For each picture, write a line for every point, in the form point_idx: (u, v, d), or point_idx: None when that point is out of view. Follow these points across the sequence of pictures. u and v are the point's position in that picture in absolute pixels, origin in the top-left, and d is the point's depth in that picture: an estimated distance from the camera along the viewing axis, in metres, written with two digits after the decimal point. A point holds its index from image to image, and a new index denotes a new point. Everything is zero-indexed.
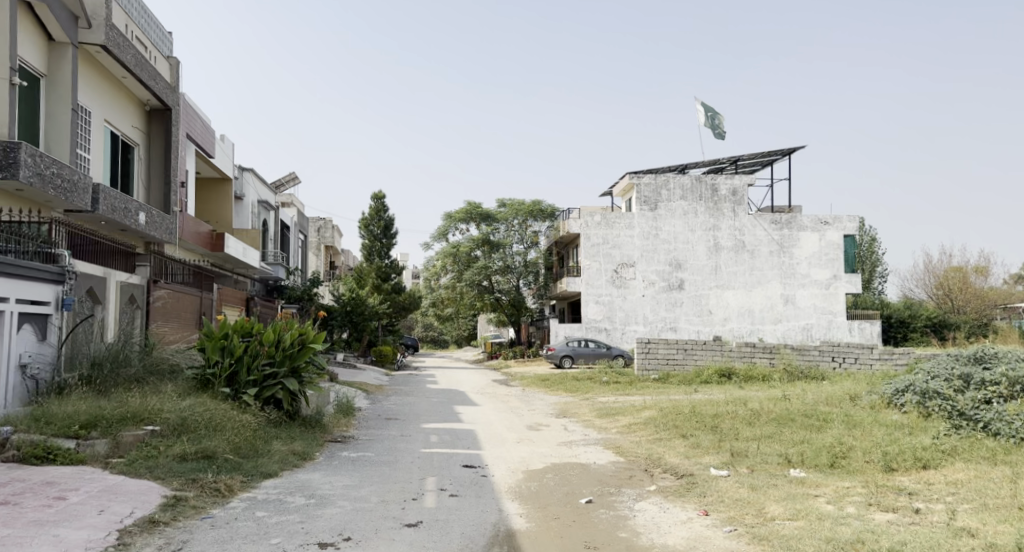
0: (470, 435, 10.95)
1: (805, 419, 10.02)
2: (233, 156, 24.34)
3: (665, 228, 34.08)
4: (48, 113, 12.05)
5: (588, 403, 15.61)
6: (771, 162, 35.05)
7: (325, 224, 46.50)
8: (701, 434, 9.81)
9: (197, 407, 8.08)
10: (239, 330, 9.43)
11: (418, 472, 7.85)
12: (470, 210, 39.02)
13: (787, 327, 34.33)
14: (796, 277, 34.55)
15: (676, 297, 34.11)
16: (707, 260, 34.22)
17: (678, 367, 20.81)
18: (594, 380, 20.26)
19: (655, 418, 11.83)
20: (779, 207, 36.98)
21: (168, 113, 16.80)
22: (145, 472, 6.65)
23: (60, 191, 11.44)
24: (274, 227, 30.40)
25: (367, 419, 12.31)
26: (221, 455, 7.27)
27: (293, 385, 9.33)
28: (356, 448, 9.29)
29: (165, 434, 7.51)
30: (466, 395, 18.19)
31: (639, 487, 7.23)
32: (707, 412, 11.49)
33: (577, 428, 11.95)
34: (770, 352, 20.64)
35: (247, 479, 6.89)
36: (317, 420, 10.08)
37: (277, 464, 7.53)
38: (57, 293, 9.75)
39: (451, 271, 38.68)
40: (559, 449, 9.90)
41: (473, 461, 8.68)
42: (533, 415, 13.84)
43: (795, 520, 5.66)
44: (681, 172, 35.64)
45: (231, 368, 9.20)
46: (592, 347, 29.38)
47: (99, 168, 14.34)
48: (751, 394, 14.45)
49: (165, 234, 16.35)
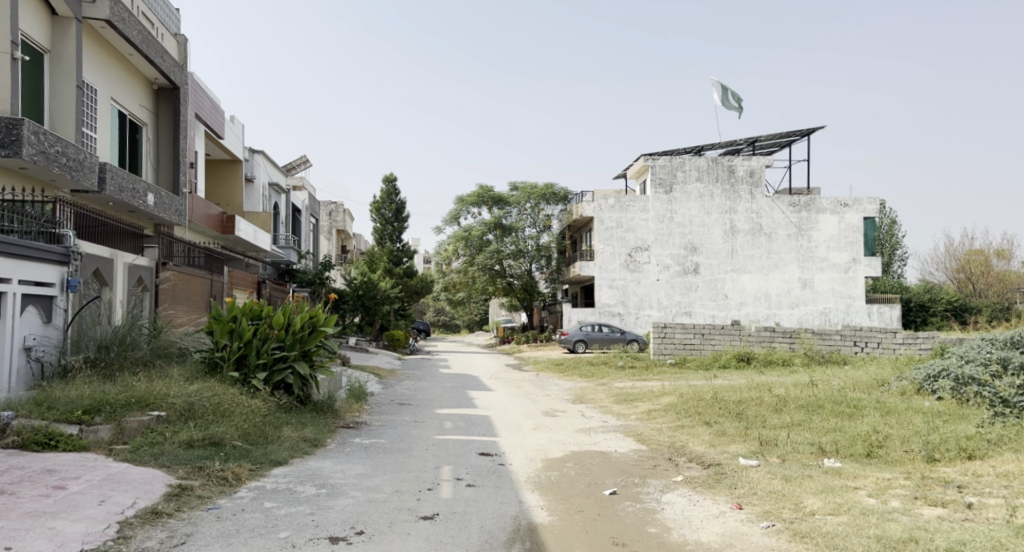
0: (485, 421, 10.66)
1: (835, 406, 9.63)
2: (244, 137, 24.05)
3: (680, 211, 33.53)
4: (53, 90, 11.77)
5: (604, 388, 15.29)
6: (789, 142, 34.36)
7: (337, 208, 46.25)
8: (726, 421, 9.46)
9: (205, 392, 7.80)
10: (249, 313, 9.12)
11: (434, 459, 7.55)
12: (482, 193, 38.65)
13: (804, 311, 33.81)
14: (814, 260, 33.95)
15: (691, 281, 33.64)
16: (723, 243, 33.67)
17: (695, 352, 20.42)
18: (609, 364, 19.93)
19: (675, 404, 11.47)
20: (797, 189, 36.31)
21: (176, 92, 16.48)
22: (150, 460, 6.37)
23: (66, 170, 11.17)
24: (286, 210, 30.14)
25: (379, 404, 12.04)
26: (229, 442, 6.98)
27: (303, 369, 9.03)
28: (369, 434, 9.00)
29: (172, 419, 7.23)
30: (479, 380, 17.91)
31: (664, 477, 6.90)
32: (730, 398, 11.12)
33: (594, 415, 11.62)
34: (790, 336, 20.25)
35: (255, 467, 6.60)
36: (328, 406, 9.80)
37: (286, 451, 7.24)
38: (62, 274, 9.48)
39: (463, 255, 38.36)
40: (577, 436, 9.59)
41: (490, 448, 8.37)
42: (549, 401, 13.53)
43: (837, 515, 5.30)
44: (697, 154, 35.05)
45: (240, 351, 8.89)
46: (606, 332, 29.03)
47: (106, 148, 14.05)
48: (774, 379, 14.04)
49: (174, 215, 16.09)
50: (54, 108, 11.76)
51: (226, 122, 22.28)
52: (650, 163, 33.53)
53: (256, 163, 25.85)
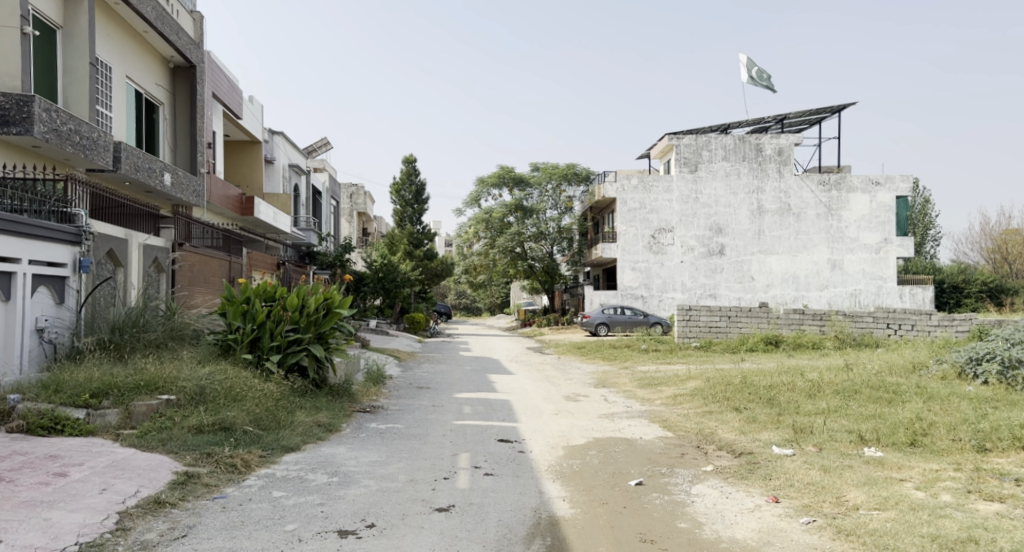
0: (505, 405, 10.36)
1: (872, 391, 9.19)
2: (263, 118, 23.86)
3: (705, 191, 32.83)
4: (66, 67, 11.56)
5: (628, 372, 14.93)
6: (818, 120, 33.47)
7: (358, 190, 46.11)
8: (757, 407, 9.06)
9: (217, 375, 7.58)
10: (262, 294, 8.85)
11: (451, 446, 7.25)
12: (502, 174, 38.26)
13: (833, 293, 33.07)
14: (844, 241, 33.11)
15: (716, 263, 33.00)
16: (749, 224, 32.94)
17: (721, 334, 19.95)
18: (632, 347, 19.55)
19: (702, 388, 11.08)
20: (827, 168, 35.38)
21: (192, 71, 16.25)
22: (157, 446, 6.15)
23: (79, 148, 10.98)
24: (306, 192, 29.98)
25: (397, 388, 11.79)
26: (240, 427, 6.73)
27: (318, 352, 8.79)
28: (385, 419, 8.75)
29: (183, 403, 7.02)
30: (500, 363, 17.63)
31: (693, 467, 6.54)
32: (760, 382, 10.70)
33: (618, 399, 11.26)
34: (820, 319, 19.73)
35: (266, 453, 6.35)
36: (344, 389, 9.57)
37: (300, 437, 6.98)
38: (74, 254, 9.29)
39: (484, 237, 38.02)
40: (600, 421, 9.25)
41: (510, 434, 8.07)
42: (571, 385, 13.22)
43: (883, 511, 4.91)
44: (723, 132, 34.27)
45: (254, 333, 8.65)
46: (628, 315, 28.59)
47: (122, 127, 13.88)
48: (804, 363, 13.59)
49: (192, 196, 15.94)
50: (68, 86, 11.57)
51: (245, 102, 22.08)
52: (675, 141, 32.80)
53: (276, 144, 25.72)
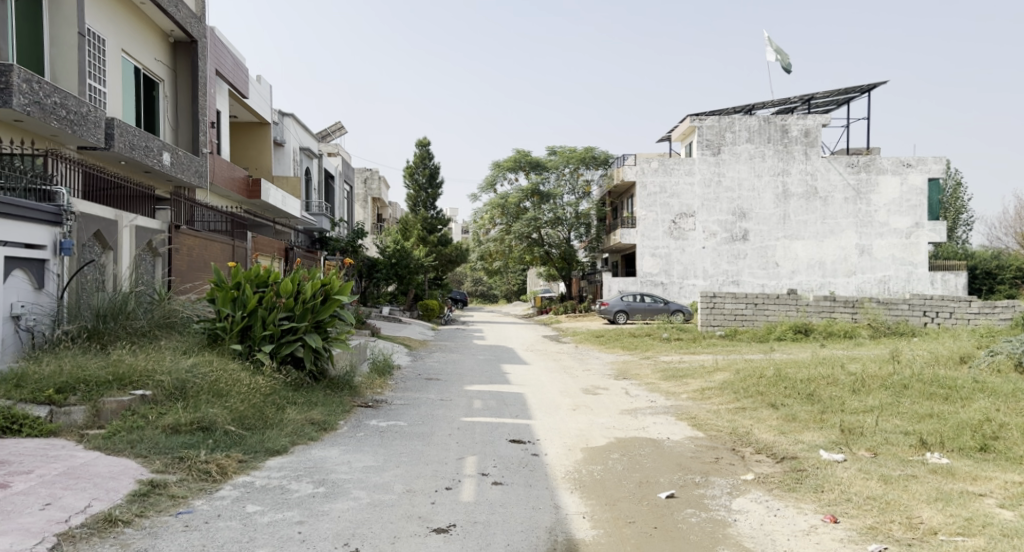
0: (519, 399, 9.59)
1: (925, 386, 8.31)
2: (271, 99, 23.16)
3: (728, 173, 31.75)
4: (54, 38, 10.93)
5: (649, 362, 14.15)
6: (847, 100, 32.23)
7: (372, 175, 45.42)
8: (795, 404, 8.25)
9: (202, 367, 6.91)
10: (253, 279, 8.14)
11: (457, 448, 6.50)
12: (518, 158, 37.38)
13: (861, 280, 31.98)
14: (873, 226, 31.88)
15: (739, 249, 31.96)
16: (774, 209, 31.87)
17: (747, 323, 19.05)
18: (653, 336, 18.69)
19: (732, 381, 10.25)
20: (855, 150, 34.13)
21: (193, 46, 15.56)
22: (125, 449, 5.45)
23: (66, 123, 10.33)
24: (319, 175, 29.34)
25: (404, 380, 11.07)
26: (221, 427, 6.01)
27: (315, 342, 8.08)
28: (387, 415, 8.02)
29: (159, 399, 6.33)
30: (515, 352, 16.90)
31: (731, 476, 5.74)
32: (796, 375, 9.86)
33: (640, 393, 10.47)
34: (852, 306, 18.82)
35: (248, 457, 5.64)
36: (344, 381, 8.90)
37: (287, 437, 6.24)
38: (54, 235, 8.59)
39: (500, 223, 37.19)
40: (622, 418, 8.44)
41: (522, 434, 7.31)
42: (588, 376, 12.44)
43: (970, 537, 4.08)
44: (747, 113, 33.13)
45: (244, 321, 7.95)
46: (648, 302, 27.73)
47: (117, 104, 13.22)
48: (838, 353, 12.72)
49: (194, 177, 15.30)
50: (54, 57, 10.93)
51: (252, 81, 21.38)
52: (697, 123, 31.72)
53: (285, 127, 25.06)
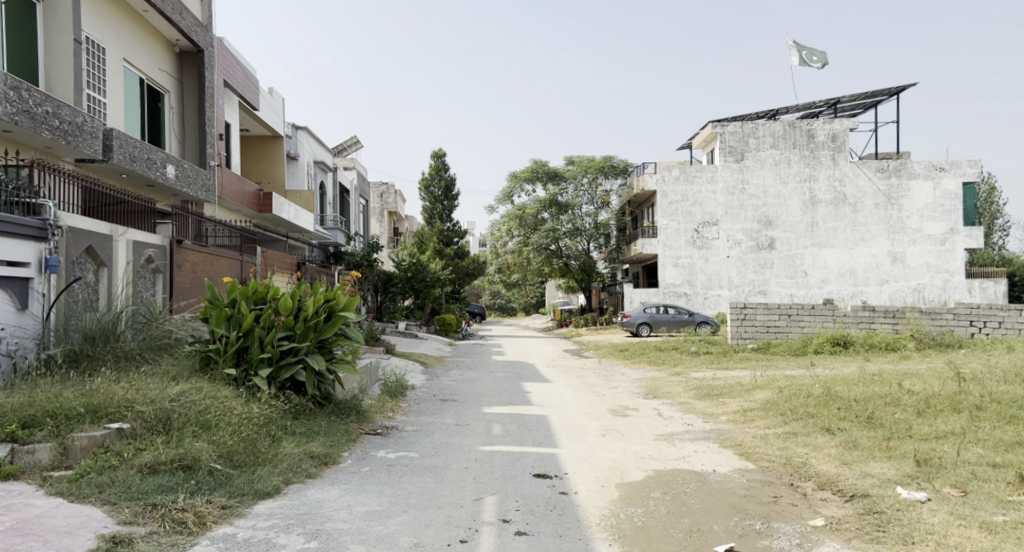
0: (542, 423, 8.76)
1: (1002, 407, 7.45)
2: (283, 111, 22.67)
3: (753, 180, 30.80)
4: (48, 44, 10.36)
5: (680, 378, 13.25)
6: (874, 103, 31.25)
7: (388, 189, 44.89)
8: (856, 430, 7.42)
9: (191, 394, 6.20)
10: (251, 296, 7.41)
11: (475, 486, 5.68)
12: (536, 168, 36.72)
13: (894, 288, 30.77)
14: (906, 232, 30.74)
15: (765, 257, 30.93)
16: (801, 216, 30.84)
17: (780, 335, 18.09)
18: (681, 349, 17.78)
19: (776, 401, 9.40)
20: (884, 155, 33.03)
21: (199, 56, 15.03)
22: (92, 495, 4.69)
23: (59, 134, 9.74)
24: (333, 188, 28.77)
25: (418, 402, 10.29)
26: (205, 466, 5.26)
27: (318, 364, 7.37)
28: (396, 444, 7.26)
29: (138, 433, 5.58)
30: (535, 368, 16.06)
31: (797, 522, 4.92)
32: (850, 395, 9.01)
33: (675, 414, 9.64)
34: (893, 316, 17.83)
35: (233, 502, 4.88)
36: (351, 406, 8.17)
37: (281, 476, 5.48)
38: (40, 252, 7.86)
39: (517, 235, 36.42)
40: (658, 445, 7.59)
41: (548, 466, 6.49)
42: (616, 395, 11.60)
43: None
44: (771, 119, 32.25)
45: (240, 342, 7.21)
46: (672, 314, 26.78)
47: (120, 115, 12.68)
48: (887, 368, 11.80)
49: (201, 191, 14.73)
50: (49, 64, 10.37)
51: (263, 93, 20.90)
52: (719, 129, 30.87)
53: (299, 140, 24.58)
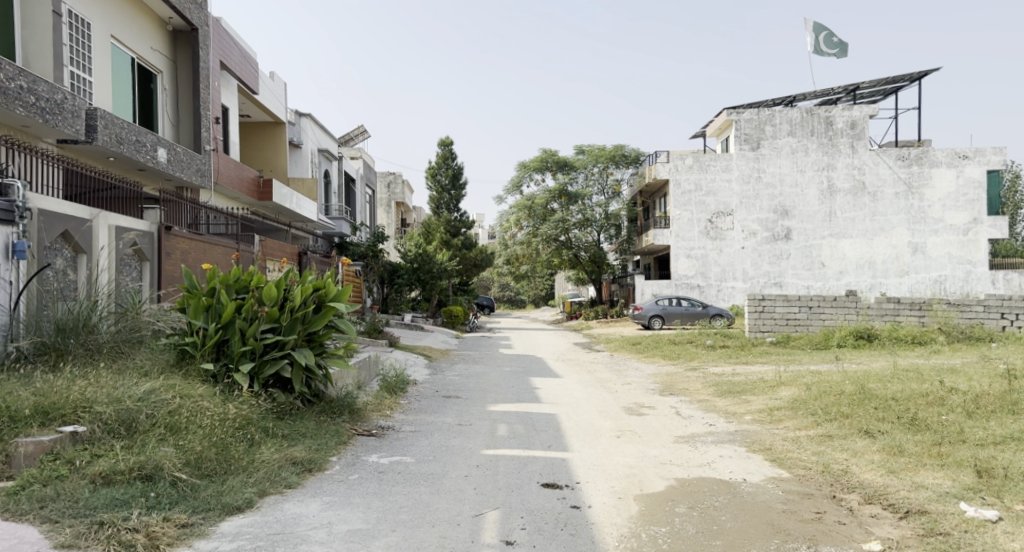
0: (551, 423, 8.07)
1: None
2: (285, 96, 21.99)
3: (768, 169, 29.93)
4: (26, 18, 9.73)
5: (698, 374, 12.53)
6: (894, 89, 30.27)
7: (396, 179, 44.22)
8: (900, 433, 6.71)
9: (161, 393, 5.57)
10: (232, 285, 6.78)
11: (476, 498, 5.01)
12: (545, 157, 35.96)
13: (914, 280, 29.89)
14: (927, 222, 29.80)
15: (781, 249, 30.10)
16: (819, 205, 29.97)
17: (800, 328, 17.34)
18: (696, 343, 17.06)
19: (805, 399, 8.70)
20: (905, 143, 32.05)
21: (193, 34, 14.40)
22: (30, 512, 4.05)
23: (35, 111, 9.11)
24: (338, 177, 28.08)
25: (418, 399, 9.62)
26: (168, 476, 4.61)
27: (306, 360, 6.73)
28: (390, 447, 6.59)
29: (97, 437, 4.95)
30: (544, 362, 15.37)
31: (848, 546, 4.23)
32: (887, 393, 8.30)
33: (695, 413, 8.94)
34: (919, 308, 17.03)
35: (195, 519, 4.23)
36: (343, 404, 7.51)
37: (254, 487, 4.82)
38: (5, 237, 7.16)
39: (527, 225, 35.73)
40: (679, 449, 6.88)
41: (558, 473, 5.81)
42: (630, 391, 10.92)
43: None
44: (787, 105, 31.36)
45: (219, 335, 6.56)
46: (685, 306, 26.01)
47: (108, 95, 12.05)
48: (922, 364, 11.03)
49: (196, 176, 14.12)
50: (28, 39, 9.75)
51: (263, 77, 20.24)
52: (735, 117, 30.00)
53: (302, 127, 23.90)
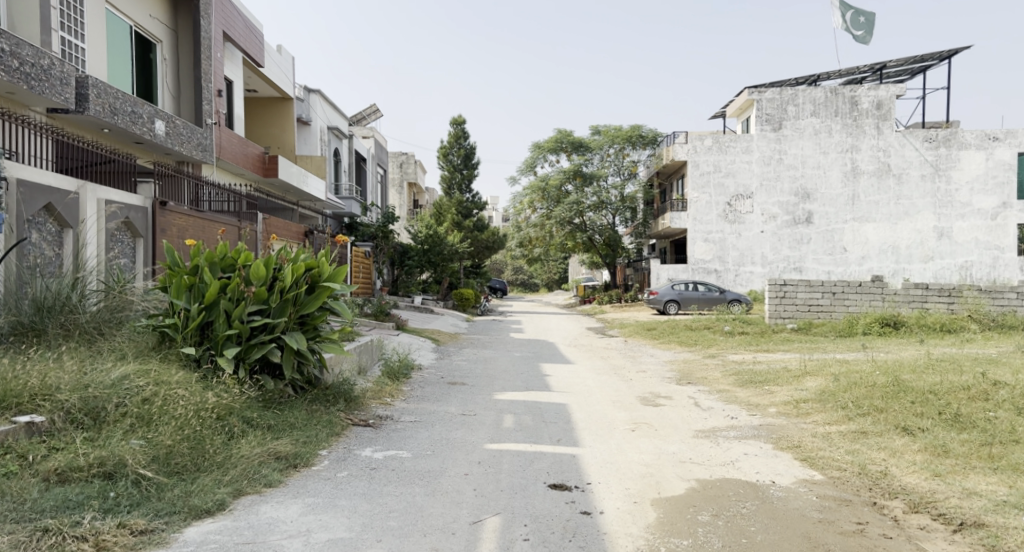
0: (561, 415, 7.52)
1: None
2: (292, 71, 21.41)
3: (790, 150, 29.05)
4: None
5: (717, 362, 11.96)
6: (922, 68, 29.18)
7: (408, 159, 43.68)
8: (943, 431, 6.11)
9: (134, 378, 5.10)
10: (217, 263, 6.30)
11: (475, 501, 4.49)
12: (560, 138, 35.24)
13: (939, 266, 29.01)
14: (954, 205, 28.84)
15: (802, 233, 29.28)
16: (842, 188, 29.08)
17: (822, 315, 16.65)
18: (714, 329, 16.45)
19: (834, 391, 8.11)
20: (933, 124, 30.99)
21: (194, 3, 13.86)
22: None
23: (18, 76, 8.64)
24: (348, 156, 27.55)
25: (422, 386, 9.13)
26: (130, 474, 4.16)
27: (297, 344, 6.24)
28: (385, 440, 6.09)
29: (57, 428, 4.49)
30: (556, 348, 14.82)
31: None
32: (924, 386, 7.68)
33: (715, 404, 8.38)
34: (948, 295, 16.30)
35: (156, 525, 3.76)
36: (339, 392, 7.05)
37: (229, 487, 4.35)
38: None
39: (540, 208, 35.10)
40: (699, 445, 6.33)
41: (566, 472, 5.28)
42: (646, 379, 10.38)
43: None
44: (810, 85, 30.36)
45: (203, 317, 6.08)
46: (702, 291, 25.35)
47: (102, 64, 11.56)
48: (956, 353, 10.38)
49: (197, 151, 13.65)
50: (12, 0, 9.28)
51: (270, 51, 19.68)
52: (756, 96, 29.09)
53: (311, 104, 23.36)
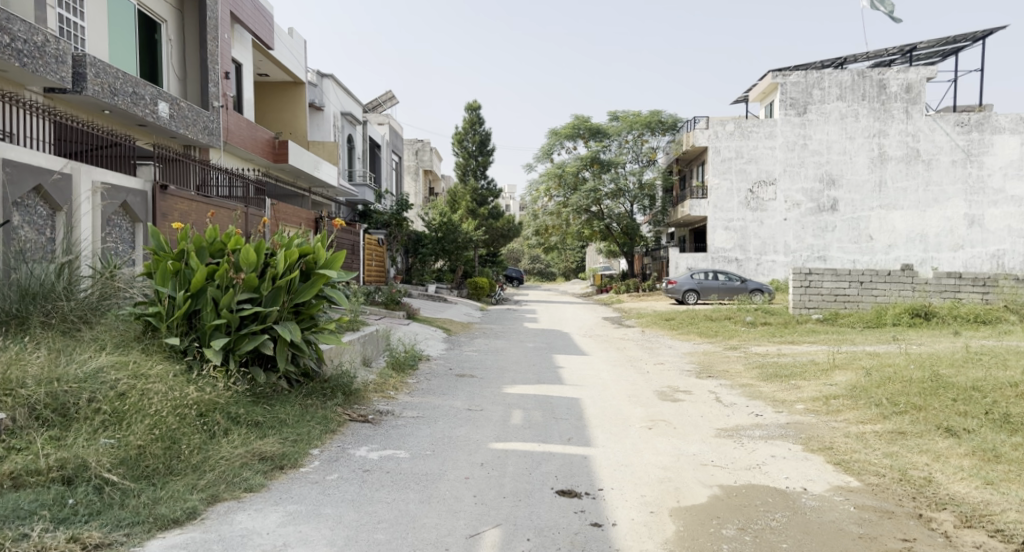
0: (573, 410, 7.07)
1: None
2: (304, 55, 21.01)
3: (815, 135, 28.20)
4: None
5: (738, 354, 11.44)
6: (954, 49, 28.12)
7: (423, 146, 43.29)
8: (993, 434, 5.56)
9: (112, 370, 4.73)
10: (206, 248, 5.90)
11: (475, 510, 4.06)
12: (577, 124, 34.61)
13: (969, 255, 28.09)
14: (985, 192, 27.86)
15: (827, 221, 28.48)
16: (868, 174, 28.19)
17: (849, 304, 16.00)
18: (735, 319, 15.88)
19: (866, 386, 7.58)
20: (964, 108, 29.91)
21: None
22: None
23: (10, 53, 8.30)
24: (362, 142, 27.16)
25: (429, 378, 8.73)
26: (94, 477, 3.78)
27: (289, 335, 5.83)
28: (382, 437, 5.68)
29: (20, 426, 4.12)
30: (571, 339, 14.37)
31: None
32: (966, 382, 7.10)
33: (738, 400, 7.88)
34: (983, 284, 15.58)
35: (115, 537, 3.37)
36: (338, 385, 6.65)
37: (202, 493, 3.96)
38: None
39: (557, 195, 34.55)
40: (723, 446, 5.85)
41: (576, 477, 4.82)
42: (664, 372, 9.90)
43: None
44: (837, 68, 29.40)
45: (189, 305, 5.69)
46: (723, 281, 24.72)
47: (104, 44, 11.23)
48: (995, 346, 9.77)
49: (203, 134, 13.28)
50: None
51: (280, 34, 19.27)
52: (780, 80, 28.22)
53: (324, 88, 22.99)
